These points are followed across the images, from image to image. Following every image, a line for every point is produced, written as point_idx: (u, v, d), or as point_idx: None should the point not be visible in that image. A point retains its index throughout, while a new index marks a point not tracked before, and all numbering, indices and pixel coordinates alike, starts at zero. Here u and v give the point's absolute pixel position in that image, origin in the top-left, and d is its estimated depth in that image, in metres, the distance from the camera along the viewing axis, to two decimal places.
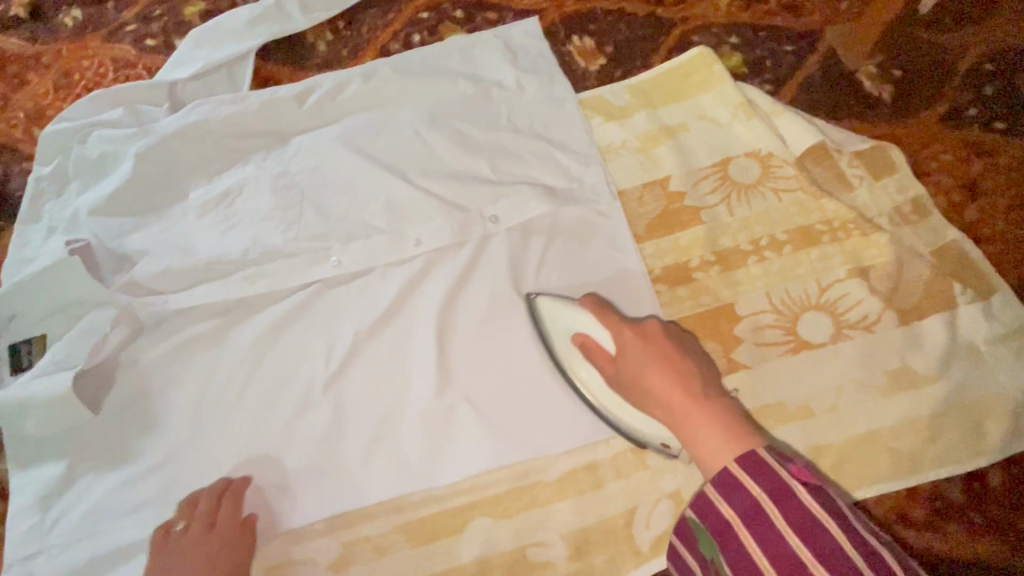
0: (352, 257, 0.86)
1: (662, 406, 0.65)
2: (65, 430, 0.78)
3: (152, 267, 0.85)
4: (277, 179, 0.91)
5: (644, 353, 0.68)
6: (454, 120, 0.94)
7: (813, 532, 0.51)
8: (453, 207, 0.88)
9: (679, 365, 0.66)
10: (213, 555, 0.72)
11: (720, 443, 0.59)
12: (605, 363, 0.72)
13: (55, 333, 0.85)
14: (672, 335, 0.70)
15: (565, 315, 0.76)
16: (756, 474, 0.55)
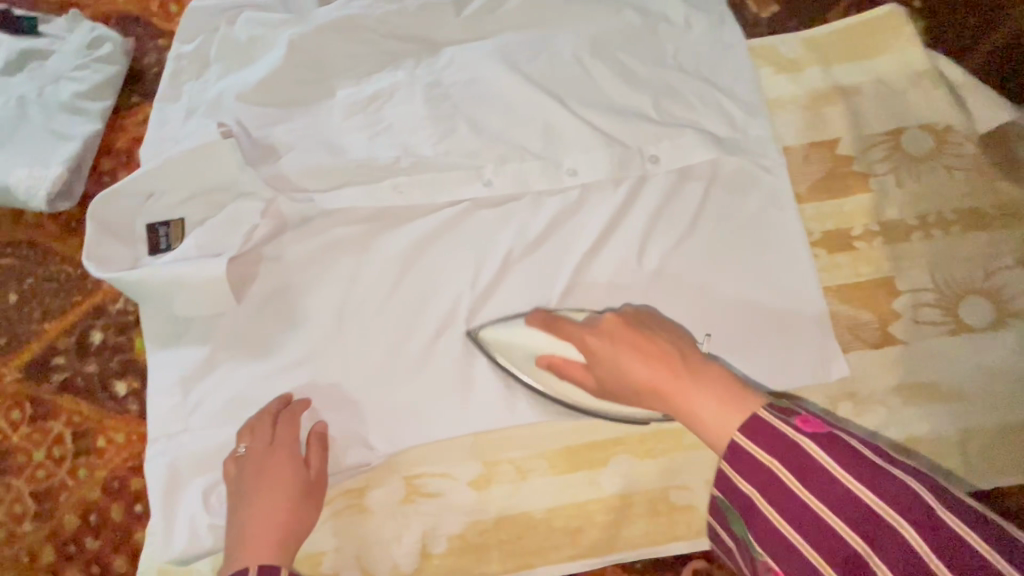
0: (504, 179, 0.83)
1: (652, 395, 0.62)
2: (210, 315, 0.77)
3: (299, 161, 0.82)
4: (429, 89, 0.87)
5: (617, 347, 0.64)
6: (617, 51, 0.89)
7: (833, 483, 0.50)
8: (612, 140, 0.85)
9: (650, 348, 0.63)
10: (279, 473, 0.68)
11: (716, 412, 0.58)
12: (583, 374, 0.68)
13: (194, 218, 0.82)
14: (621, 325, 0.66)
15: (519, 340, 0.71)
16: (762, 439, 0.54)
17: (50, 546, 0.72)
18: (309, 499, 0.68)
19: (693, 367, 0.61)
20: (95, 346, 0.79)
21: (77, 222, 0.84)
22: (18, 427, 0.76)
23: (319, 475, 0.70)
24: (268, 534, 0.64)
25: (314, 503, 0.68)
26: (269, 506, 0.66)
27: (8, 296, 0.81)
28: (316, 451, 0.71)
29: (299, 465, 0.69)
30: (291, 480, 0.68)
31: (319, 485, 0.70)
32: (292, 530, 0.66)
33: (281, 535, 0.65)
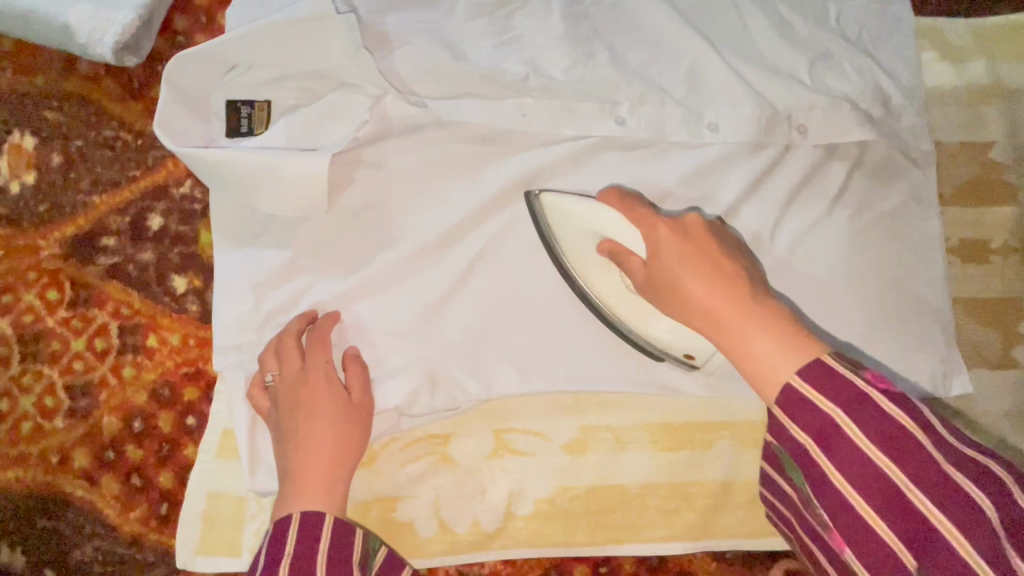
0: (640, 120, 0.73)
1: (698, 317, 0.51)
2: (294, 217, 0.66)
3: (411, 60, 0.71)
4: (568, 4, 0.76)
5: (685, 251, 0.52)
6: (778, 2, 0.79)
7: (902, 446, 0.42)
8: (762, 101, 0.75)
9: (725, 266, 0.52)
10: (316, 401, 0.59)
11: (772, 347, 0.47)
12: (635, 266, 0.56)
13: (282, 101, 0.72)
14: (705, 231, 0.54)
15: (579, 210, 0.60)
16: (830, 389, 0.44)
17: (84, 449, 0.63)
18: (349, 428, 0.59)
19: (763, 301, 0.50)
20: (153, 232, 0.68)
21: (140, 84, 0.71)
22: (54, 310, 0.65)
23: (362, 401, 0.60)
24: (316, 469, 0.56)
25: (360, 432, 0.60)
26: (313, 440, 0.58)
27: (50, 157, 0.68)
28: (353, 372, 0.61)
29: (337, 390, 0.60)
30: (331, 409, 0.59)
31: (365, 411, 0.61)
32: (341, 464, 0.58)
33: (328, 470, 0.57)
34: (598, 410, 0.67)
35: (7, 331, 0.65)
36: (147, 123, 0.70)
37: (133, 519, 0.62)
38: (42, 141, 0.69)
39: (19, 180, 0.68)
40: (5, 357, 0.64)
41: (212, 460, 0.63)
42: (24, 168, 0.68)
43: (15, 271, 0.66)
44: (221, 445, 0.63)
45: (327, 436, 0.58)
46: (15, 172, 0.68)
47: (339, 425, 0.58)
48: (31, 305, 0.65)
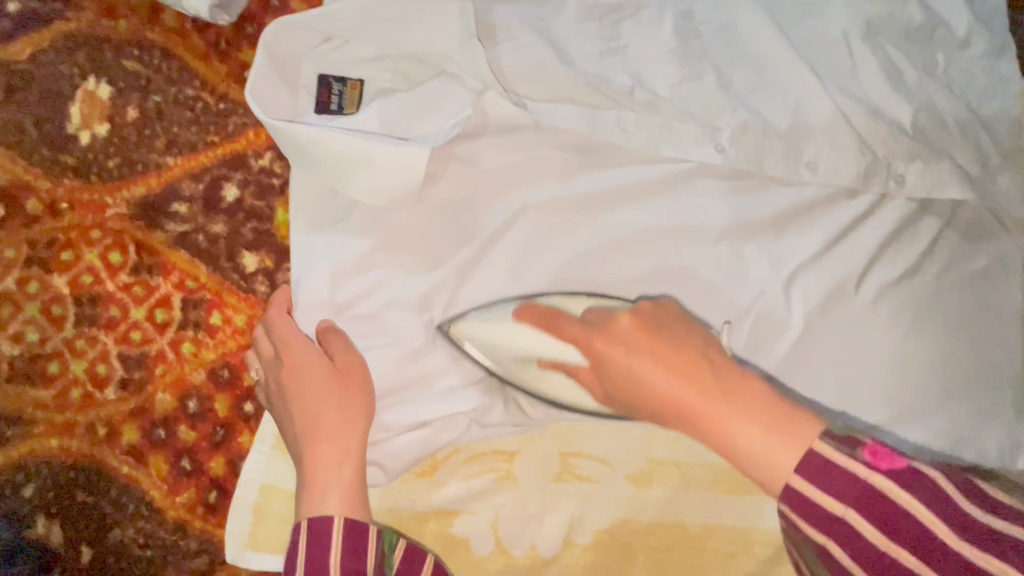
0: (740, 149, 0.71)
1: (679, 415, 0.49)
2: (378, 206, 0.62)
3: (517, 56, 0.69)
4: (679, 19, 0.72)
5: (628, 353, 0.51)
6: (888, 44, 0.76)
7: (928, 540, 0.40)
8: (863, 145, 0.73)
9: (673, 358, 0.50)
10: (301, 380, 0.57)
11: (761, 444, 0.45)
12: (586, 374, 0.55)
13: (377, 82, 0.68)
14: (639, 323, 0.53)
15: (505, 336, 0.58)
16: (825, 482, 0.42)
17: (134, 424, 0.60)
18: (339, 399, 0.57)
19: (728, 384, 0.48)
20: (227, 204, 0.64)
21: (228, 44, 0.67)
22: (116, 273, 0.62)
23: (352, 369, 0.58)
24: (325, 458, 0.55)
25: (355, 399, 0.57)
26: (311, 420, 0.56)
27: (126, 109, 0.64)
28: (336, 338, 0.59)
29: (317, 363, 0.57)
30: (315, 387, 0.57)
31: (357, 377, 0.58)
32: (345, 438, 0.56)
33: (334, 449, 0.55)
34: (668, 444, 0.65)
35: (64, 289, 0.61)
36: (232, 87, 0.66)
37: (178, 504, 0.59)
38: (118, 91, 0.65)
39: (91, 130, 0.64)
40: (59, 317, 0.60)
41: (268, 450, 0.59)
42: (97, 118, 0.64)
43: (78, 227, 0.62)
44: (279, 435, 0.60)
45: (325, 419, 0.56)
46: (88, 121, 0.64)
47: (330, 401, 0.56)
48: (91, 264, 0.62)
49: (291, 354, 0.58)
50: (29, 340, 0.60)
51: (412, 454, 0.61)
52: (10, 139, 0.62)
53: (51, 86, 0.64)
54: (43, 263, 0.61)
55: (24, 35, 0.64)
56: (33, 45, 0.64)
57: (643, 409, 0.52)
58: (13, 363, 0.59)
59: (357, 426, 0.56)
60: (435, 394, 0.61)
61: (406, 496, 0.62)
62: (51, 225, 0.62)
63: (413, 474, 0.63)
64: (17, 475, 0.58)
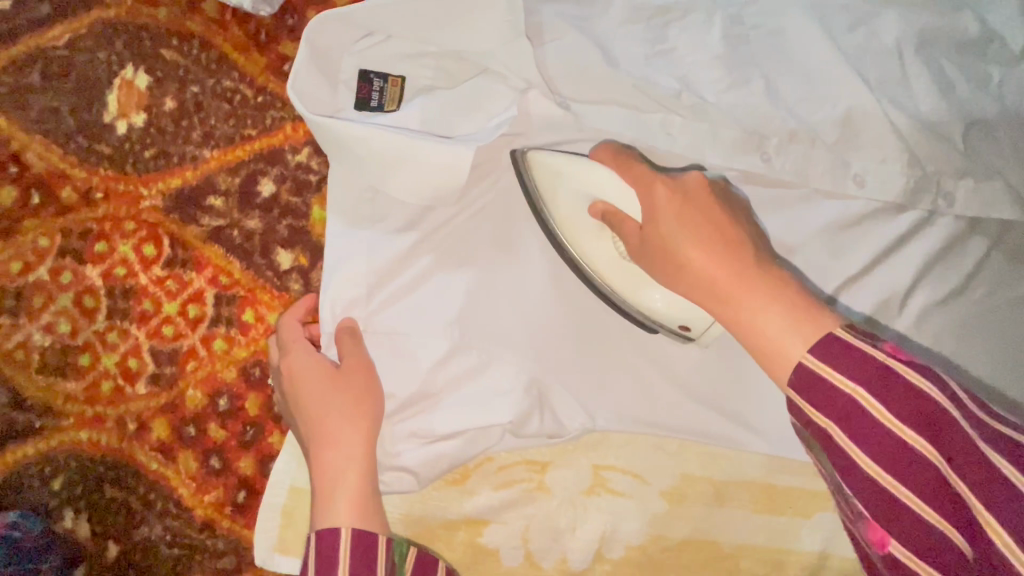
0: (787, 160, 0.70)
1: (702, 288, 0.47)
2: (411, 203, 0.61)
3: (559, 54, 0.65)
4: (729, 23, 0.68)
5: (681, 211, 0.48)
6: (945, 57, 0.69)
7: (934, 424, 0.36)
8: (912, 160, 0.69)
9: (725, 230, 0.47)
10: (305, 388, 0.57)
11: (779, 319, 0.42)
12: (631, 229, 0.52)
13: (417, 80, 0.68)
14: (706, 189, 0.49)
15: (573, 171, 0.55)
16: (844, 361, 0.38)
17: (163, 420, 0.59)
18: (346, 403, 0.56)
19: (771, 269, 0.45)
20: (264, 199, 0.63)
21: (266, 36, 0.65)
22: (149, 266, 0.61)
23: (360, 373, 0.57)
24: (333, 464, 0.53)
25: (361, 406, 0.56)
26: (319, 425, 0.55)
27: (163, 99, 0.63)
28: (346, 343, 0.59)
29: (321, 368, 0.57)
30: (320, 392, 0.56)
31: (362, 380, 0.57)
32: (352, 443, 0.54)
33: (342, 456, 0.54)
34: (704, 461, 0.64)
35: (97, 281, 0.60)
36: (270, 80, 0.65)
37: (207, 503, 0.59)
38: (156, 81, 0.63)
39: (128, 120, 0.63)
40: (92, 309, 0.60)
41: (299, 452, 0.58)
42: (135, 108, 0.63)
43: (112, 219, 0.61)
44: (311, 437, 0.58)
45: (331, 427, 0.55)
46: (125, 110, 0.63)
47: (337, 407, 0.55)
48: (125, 257, 0.61)
49: (295, 363, 0.57)
50: (61, 332, 0.59)
51: (446, 462, 0.60)
52: (47, 127, 0.62)
53: (88, 74, 0.63)
54: (77, 254, 0.60)
55: (61, 21, 0.63)
56: (71, 30, 0.63)
57: (670, 280, 0.50)
58: (45, 355, 0.59)
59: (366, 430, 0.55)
60: (468, 401, 0.60)
61: (436, 503, 0.62)
62: (85, 216, 0.61)
63: (445, 482, 0.62)
64: (47, 468, 0.58)
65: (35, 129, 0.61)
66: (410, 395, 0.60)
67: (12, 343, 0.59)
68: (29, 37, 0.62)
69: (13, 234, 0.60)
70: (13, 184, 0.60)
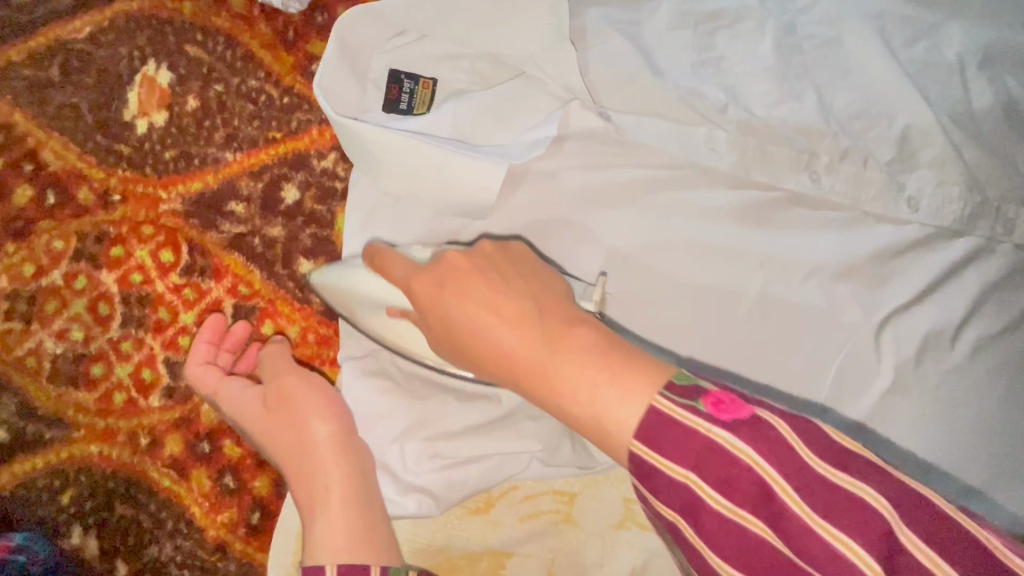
0: (836, 180, 0.65)
1: (510, 372, 0.42)
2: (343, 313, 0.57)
3: (605, 61, 0.64)
4: (782, 33, 0.65)
5: (450, 296, 0.45)
6: (1016, 72, 0.63)
7: (773, 504, 0.31)
8: (972, 185, 0.64)
9: (505, 306, 0.43)
10: (254, 429, 0.54)
11: (589, 396, 0.36)
12: (418, 317, 0.49)
13: (450, 83, 0.64)
14: (470, 268, 0.46)
15: (364, 279, 0.53)
16: (669, 446, 0.33)
17: (177, 435, 0.57)
18: (292, 425, 0.52)
19: (558, 327, 0.40)
20: (287, 206, 0.60)
21: (296, 34, 0.63)
22: (166, 273, 0.58)
23: (294, 386, 0.54)
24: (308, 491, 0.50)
25: (307, 422, 0.52)
26: (278, 453, 0.52)
27: (186, 98, 0.60)
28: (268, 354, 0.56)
29: (254, 401, 0.53)
30: (266, 428, 0.53)
31: (300, 399, 0.53)
32: (318, 460, 0.51)
33: (310, 475, 0.50)
34: None
35: (112, 287, 0.58)
36: (297, 80, 0.62)
37: (218, 523, 0.57)
38: (179, 78, 0.61)
39: (148, 118, 0.60)
40: (106, 316, 0.57)
41: None
42: (156, 106, 0.60)
43: (130, 222, 0.59)
44: None
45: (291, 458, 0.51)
46: (145, 109, 0.60)
47: (285, 433, 0.52)
48: (142, 262, 0.58)
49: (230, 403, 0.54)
50: (74, 339, 0.57)
51: (468, 491, 0.57)
52: (65, 123, 0.59)
53: (108, 70, 0.60)
54: (93, 257, 0.58)
55: (84, 12, 0.60)
56: (92, 23, 0.60)
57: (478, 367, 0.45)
58: (57, 362, 0.56)
59: (331, 437, 0.52)
60: (493, 428, 0.57)
61: (458, 533, 0.58)
62: (102, 218, 0.58)
63: (468, 510, 0.59)
64: (56, 481, 0.56)
65: (52, 125, 0.59)
66: (423, 415, 0.57)
67: (22, 350, 0.56)
68: (49, 29, 0.59)
69: (26, 235, 0.57)
70: (29, 183, 0.58)
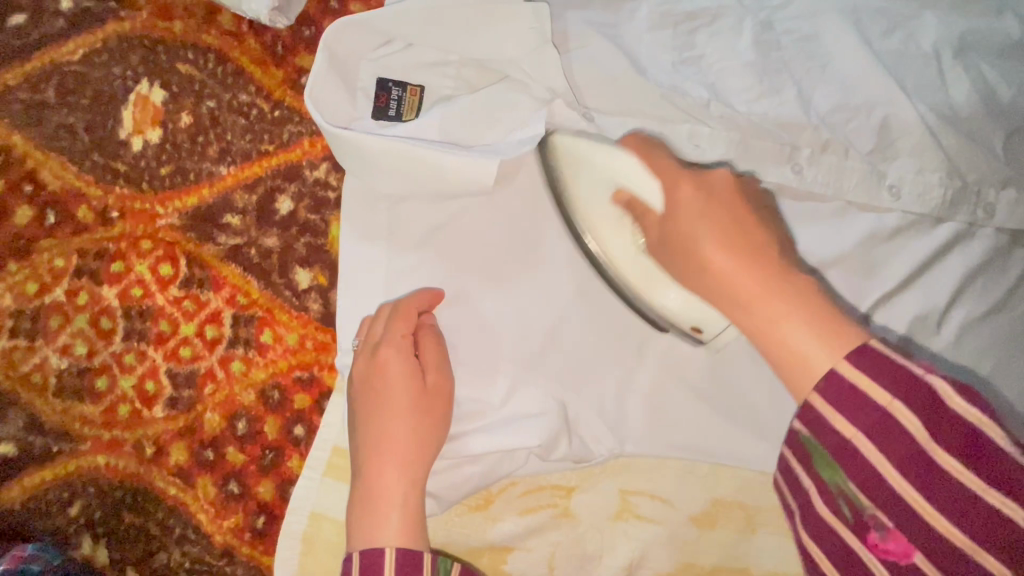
0: (818, 170, 0.67)
1: (720, 296, 0.43)
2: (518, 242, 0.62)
3: (590, 64, 0.67)
4: (759, 30, 0.66)
5: (706, 204, 0.46)
6: (984, 61, 0.65)
7: (987, 454, 0.33)
8: (952, 170, 0.65)
9: (750, 235, 0.44)
10: (388, 388, 0.54)
11: (799, 326, 0.38)
12: (652, 221, 0.50)
13: (437, 90, 0.65)
14: (716, 199, 0.47)
15: (602, 158, 0.54)
16: (885, 377, 0.35)
17: (182, 444, 0.58)
18: (415, 406, 0.54)
19: (786, 271, 0.42)
20: (282, 216, 0.62)
21: (284, 48, 0.64)
22: (166, 286, 0.60)
23: (441, 367, 0.56)
24: (394, 477, 0.52)
25: (436, 420, 0.54)
26: (384, 438, 0.53)
27: (179, 115, 0.62)
28: (429, 348, 0.56)
29: (410, 376, 0.54)
30: (403, 395, 0.53)
31: (441, 394, 0.55)
32: (417, 462, 0.53)
33: (403, 474, 0.52)
34: (733, 488, 0.62)
35: (113, 302, 0.59)
36: (287, 93, 0.63)
37: (225, 529, 0.58)
38: (172, 96, 0.62)
39: (143, 136, 0.61)
40: (109, 330, 0.59)
41: (319, 477, 0.58)
42: (150, 124, 0.62)
43: (129, 237, 0.60)
44: (330, 462, 0.57)
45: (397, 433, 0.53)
46: (140, 127, 0.62)
47: (415, 411, 0.53)
48: (141, 276, 0.60)
49: (386, 354, 0.55)
50: (78, 354, 0.58)
51: (470, 487, 0.58)
52: (62, 144, 0.60)
53: (103, 90, 0.62)
54: (94, 274, 0.59)
55: (77, 35, 0.61)
56: (85, 45, 0.62)
57: (683, 278, 0.47)
58: (62, 377, 0.58)
59: (423, 452, 0.53)
60: (489, 427, 0.58)
61: (458, 529, 0.60)
62: (101, 235, 0.60)
63: (468, 507, 0.60)
64: (66, 492, 0.57)
65: (50, 146, 0.60)
66: None
67: (29, 366, 0.58)
68: (44, 52, 0.61)
69: (28, 254, 0.58)
70: (29, 204, 0.59)
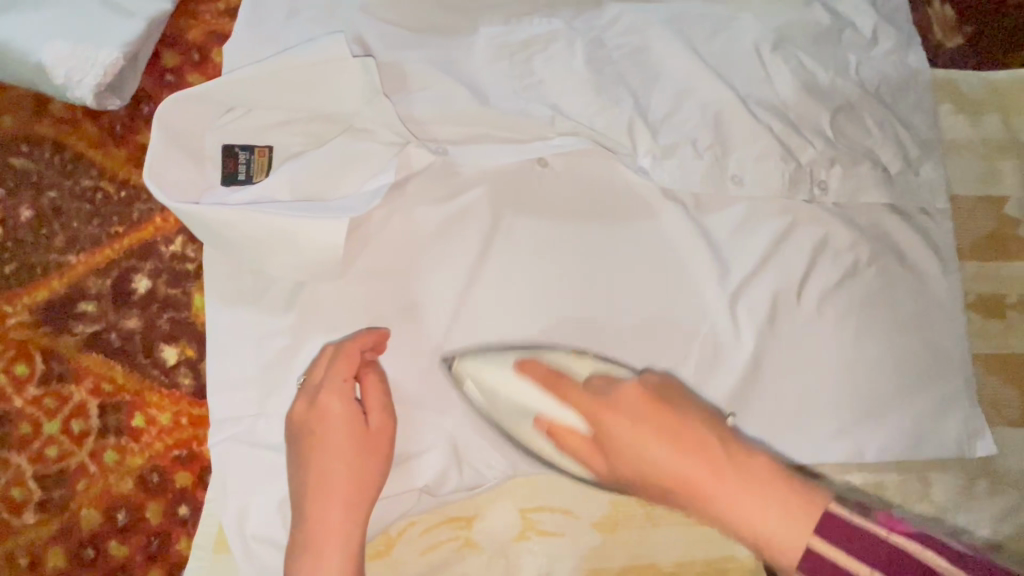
0: (666, 171, 0.69)
1: (682, 488, 0.47)
2: (370, 297, 0.63)
3: (433, 104, 0.67)
4: (590, 51, 0.70)
5: (631, 428, 0.49)
6: (801, 51, 0.72)
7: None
8: (786, 153, 0.70)
9: (682, 429, 0.48)
10: (329, 433, 0.54)
11: (774, 527, 0.42)
12: (580, 443, 0.53)
13: (287, 149, 0.66)
14: (637, 417, 0.49)
15: (507, 393, 0.57)
16: (860, 546, 0.39)
17: (60, 546, 0.57)
18: (362, 450, 0.54)
19: (724, 444, 0.47)
20: (140, 296, 0.61)
21: (124, 128, 0.64)
22: (23, 387, 0.59)
23: (380, 404, 0.56)
24: (329, 516, 0.53)
25: (376, 462, 0.55)
26: (327, 479, 0.53)
27: (19, 210, 0.61)
28: (373, 393, 0.56)
29: (352, 418, 0.55)
30: (342, 440, 0.54)
31: (385, 438, 0.55)
32: (354, 501, 0.54)
33: (345, 515, 0.53)
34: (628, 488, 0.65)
35: None
36: (132, 172, 0.63)
37: None
38: (10, 192, 0.61)
39: None
40: None
41: (209, 555, 0.58)
42: None
43: None
44: (217, 538, 0.57)
45: (337, 473, 0.54)
46: None
47: (352, 454, 0.54)
48: None
49: (330, 402, 0.55)
50: None
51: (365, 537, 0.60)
52: None
53: None
54: None
55: None
56: None
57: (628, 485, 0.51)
58: None
59: (362, 490, 0.54)
60: None
61: None
62: None
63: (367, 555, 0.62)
64: None
65: None
66: None
67: None
68: None
69: None
70: None
